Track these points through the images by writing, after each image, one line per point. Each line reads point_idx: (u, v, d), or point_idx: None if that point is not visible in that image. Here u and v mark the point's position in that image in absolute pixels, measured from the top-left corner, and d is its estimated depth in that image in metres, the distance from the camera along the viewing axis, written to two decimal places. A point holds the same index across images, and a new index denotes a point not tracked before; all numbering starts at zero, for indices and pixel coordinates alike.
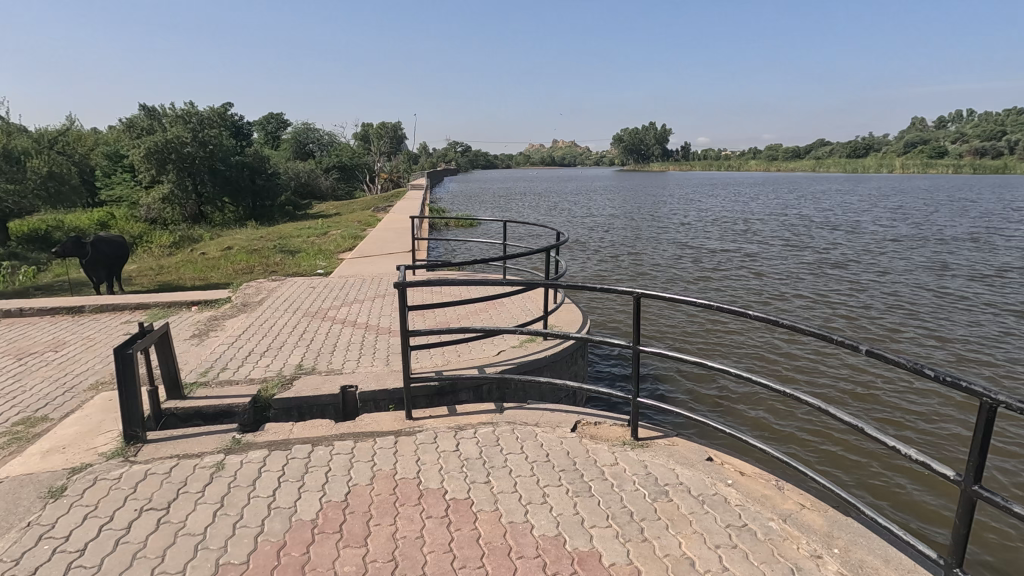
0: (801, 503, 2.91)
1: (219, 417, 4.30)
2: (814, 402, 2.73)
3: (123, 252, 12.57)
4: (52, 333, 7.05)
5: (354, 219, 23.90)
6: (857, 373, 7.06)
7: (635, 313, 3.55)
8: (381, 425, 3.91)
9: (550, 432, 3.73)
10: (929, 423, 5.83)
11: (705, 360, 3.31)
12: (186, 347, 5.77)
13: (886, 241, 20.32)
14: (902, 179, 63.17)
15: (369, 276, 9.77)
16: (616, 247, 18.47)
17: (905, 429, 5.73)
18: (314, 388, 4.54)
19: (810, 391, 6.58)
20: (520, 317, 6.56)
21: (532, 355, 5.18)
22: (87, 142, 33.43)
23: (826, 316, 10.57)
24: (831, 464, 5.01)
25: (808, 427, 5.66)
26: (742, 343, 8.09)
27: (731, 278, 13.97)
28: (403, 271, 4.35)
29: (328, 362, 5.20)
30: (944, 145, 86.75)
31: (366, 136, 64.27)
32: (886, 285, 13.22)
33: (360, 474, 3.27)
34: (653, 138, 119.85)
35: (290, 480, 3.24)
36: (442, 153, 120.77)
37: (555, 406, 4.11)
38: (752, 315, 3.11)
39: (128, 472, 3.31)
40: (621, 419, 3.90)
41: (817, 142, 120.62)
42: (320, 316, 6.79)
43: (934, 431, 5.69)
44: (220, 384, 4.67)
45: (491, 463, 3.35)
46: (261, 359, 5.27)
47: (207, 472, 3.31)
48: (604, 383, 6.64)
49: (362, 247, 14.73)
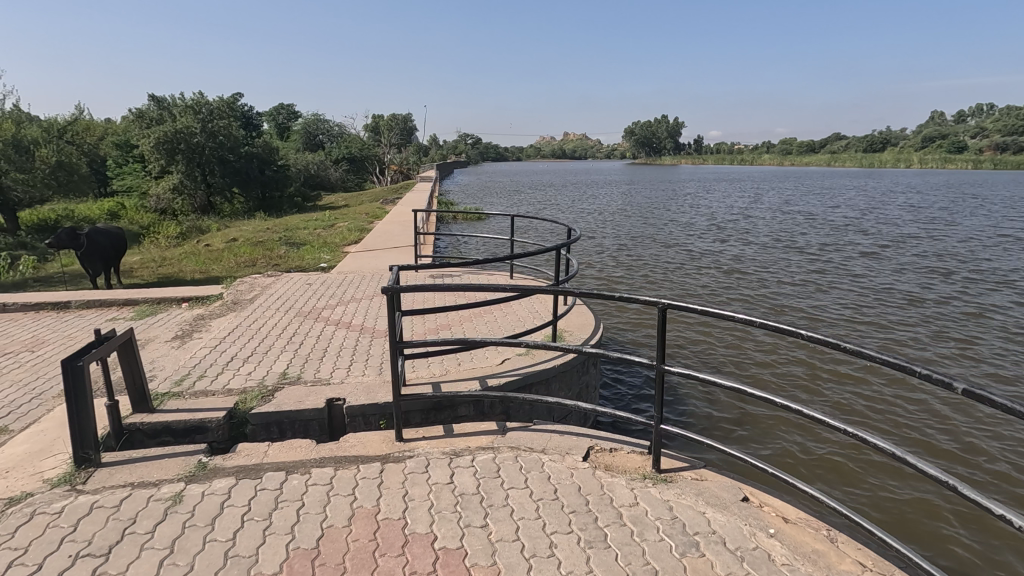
0: (861, 564, 2.41)
1: (191, 433, 3.86)
2: (887, 449, 2.18)
3: (122, 244, 12.24)
4: (34, 331, 6.68)
5: (362, 211, 23.54)
6: (888, 388, 6.54)
7: (660, 328, 3.01)
8: (368, 447, 3.47)
9: (559, 461, 3.25)
10: (968, 447, 5.37)
11: (740, 385, 2.77)
12: (166, 350, 5.35)
13: (909, 240, 19.53)
14: (921, 176, 61.39)
15: (370, 272, 9.37)
16: (628, 244, 17.94)
17: (941, 455, 5.26)
18: (297, 401, 4.09)
19: (838, 409, 6.05)
20: (528, 320, 6.08)
21: (539, 365, 4.71)
22: (98, 130, 33.27)
23: (852, 319, 10.00)
24: (874, 506, 4.50)
25: (844, 458, 5.14)
26: (760, 352, 7.57)
27: (750, 278, 13.40)
28: (396, 273, 3.87)
29: (315, 370, 4.73)
30: (963, 140, 84.68)
31: (377, 129, 63.96)
32: (906, 286, 12.70)
33: (337, 513, 2.81)
34: (665, 131, 118.45)
35: (255, 519, 2.78)
36: (451, 145, 119.77)
37: (564, 427, 3.64)
38: (804, 335, 2.59)
39: (72, 505, 2.88)
40: (640, 445, 3.42)
41: (832, 138, 118.26)
42: (313, 316, 6.34)
43: (975, 457, 5.23)
44: (196, 395, 4.23)
45: (489, 501, 2.88)
46: (245, 365, 4.83)
47: (161, 506, 2.87)
48: (615, 396, 6.15)
49: (367, 241, 14.32)
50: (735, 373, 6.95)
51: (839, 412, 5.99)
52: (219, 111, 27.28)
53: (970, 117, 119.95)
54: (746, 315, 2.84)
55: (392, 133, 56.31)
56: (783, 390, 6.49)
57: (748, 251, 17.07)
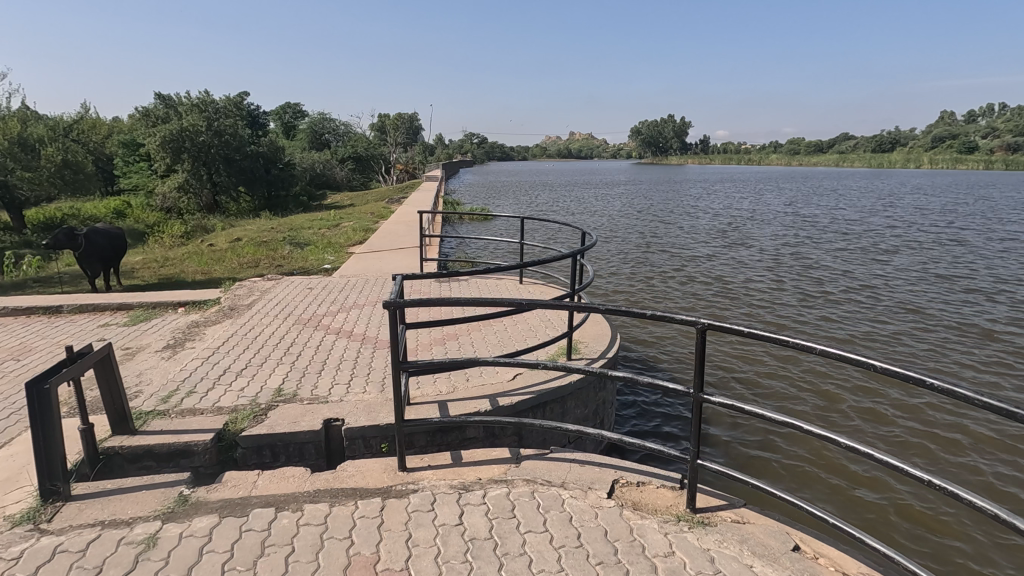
0: None
1: (175, 458, 3.53)
2: (985, 507, 1.87)
3: (121, 245, 11.98)
4: (21, 338, 6.38)
5: (368, 211, 23.25)
6: (909, 405, 6.23)
7: (698, 351, 2.62)
8: (368, 478, 3.13)
9: (581, 499, 2.89)
10: (1002, 467, 5.10)
11: (794, 421, 2.42)
12: (155, 361, 5.02)
13: (925, 241, 19.05)
14: (930, 176, 60.55)
15: (375, 275, 9.06)
16: (638, 245, 17.55)
17: (973, 479, 4.96)
18: (291, 422, 3.75)
19: (859, 430, 5.70)
20: (540, 331, 5.73)
21: (553, 382, 4.37)
22: (105, 129, 33.10)
23: (875, 325, 9.61)
24: (920, 543, 4.14)
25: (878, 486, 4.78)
26: (768, 364, 7.24)
27: (765, 280, 12.98)
28: (398, 284, 3.50)
29: (312, 386, 4.37)
30: (975, 140, 83.66)
31: (383, 128, 63.71)
32: (925, 289, 12.30)
33: (331, 563, 2.46)
34: (672, 130, 117.66)
35: (238, 569, 2.45)
36: (457, 143, 119.53)
37: (585, 456, 3.29)
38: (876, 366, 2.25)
39: (32, 549, 2.55)
40: (669, 479, 3.07)
41: (840, 138, 117.35)
42: (312, 324, 6.00)
43: (1013, 479, 4.94)
44: (183, 415, 3.89)
45: (504, 549, 2.52)
46: (237, 380, 4.47)
47: (133, 552, 2.53)
48: (630, 417, 5.79)
49: (373, 241, 14.01)
50: (747, 389, 6.56)
51: (861, 433, 5.65)
52: (226, 110, 27.04)
53: (981, 117, 118.60)
54: (799, 339, 2.47)
55: (399, 132, 56.13)
56: (801, 408, 6.13)
57: (761, 253, 16.68)
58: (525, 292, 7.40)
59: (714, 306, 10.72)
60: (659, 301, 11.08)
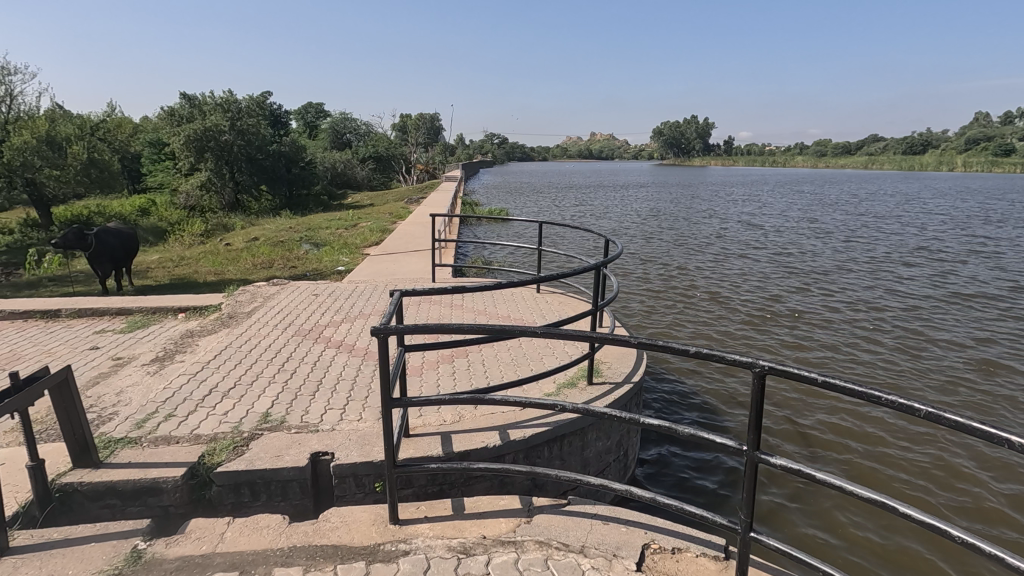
0: None
1: (141, 496, 3.12)
2: None
3: (132, 245, 11.77)
4: (12, 345, 6.05)
5: (387, 211, 23.00)
6: (940, 438, 5.64)
7: (758, 401, 2.08)
8: (353, 532, 2.67)
9: (604, 570, 2.39)
10: None
11: (886, 501, 1.89)
12: (139, 377, 4.63)
13: (965, 249, 18.19)
14: (961, 179, 58.69)
15: (386, 281, 8.67)
16: (660, 251, 16.99)
17: None
18: (274, 456, 3.31)
19: (891, 470, 5.09)
20: (559, 351, 5.21)
21: (570, 412, 3.85)
22: (132, 129, 33.33)
23: (921, 338, 8.92)
24: None
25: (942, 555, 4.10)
26: (784, 390, 6.57)
27: (797, 288, 12.27)
28: (395, 303, 3.00)
29: (302, 413, 3.92)
30: (1012, 142, 80.84)
31: (403, 127, 62.95)
32: (973, 300, 11.50)
33: None
34: (695, 130, 115.93)
35: None
36: (479, 144, 119.37)
37: (609, 513, 2.78)
38: (1011, 441, 1.66)
39: None
40: (709, 544, 2.56)
41: (869, 138, 114.27)
42: (312, 337, 5.58)
43: None
44: (155, 444, 3.48)
45: None
46: (220, 404, 4.03)
47: None
48: (655, 455, 5.23)
49: (388, 243, 13.64)
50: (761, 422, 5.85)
51: (894, 474, 5.05)
52: (249, 109, 26.96)
53: (1018, 117, 114.60)
54: (901, 395, 1.84)
55: (421, 131, 56.10)
56: (826, 446, 5.44)
57: (791, 259, 15.95)
58: (544, 305, 6.90)
59: (746, 316, 10.06)
60: (685, 309, 10.50)
